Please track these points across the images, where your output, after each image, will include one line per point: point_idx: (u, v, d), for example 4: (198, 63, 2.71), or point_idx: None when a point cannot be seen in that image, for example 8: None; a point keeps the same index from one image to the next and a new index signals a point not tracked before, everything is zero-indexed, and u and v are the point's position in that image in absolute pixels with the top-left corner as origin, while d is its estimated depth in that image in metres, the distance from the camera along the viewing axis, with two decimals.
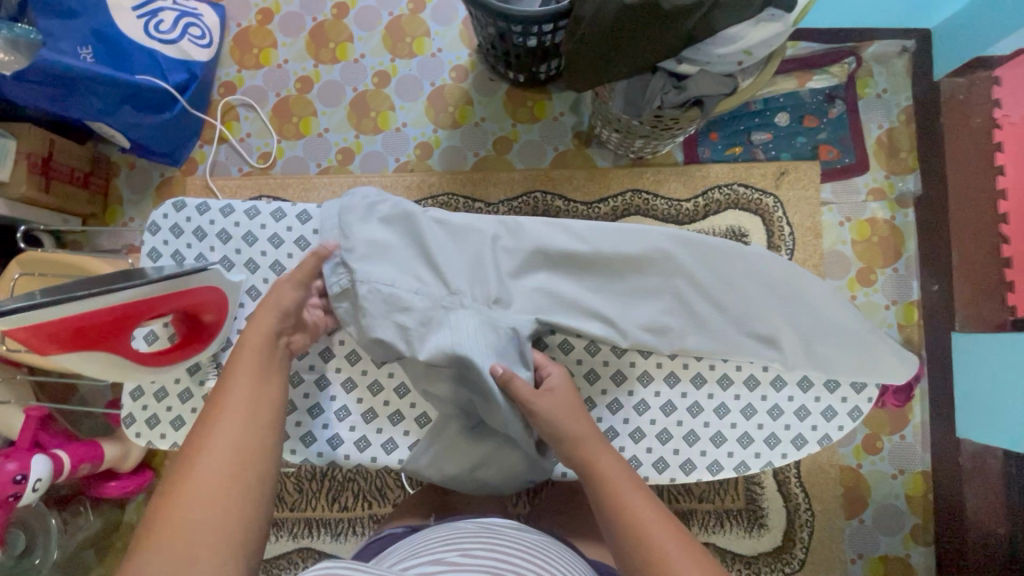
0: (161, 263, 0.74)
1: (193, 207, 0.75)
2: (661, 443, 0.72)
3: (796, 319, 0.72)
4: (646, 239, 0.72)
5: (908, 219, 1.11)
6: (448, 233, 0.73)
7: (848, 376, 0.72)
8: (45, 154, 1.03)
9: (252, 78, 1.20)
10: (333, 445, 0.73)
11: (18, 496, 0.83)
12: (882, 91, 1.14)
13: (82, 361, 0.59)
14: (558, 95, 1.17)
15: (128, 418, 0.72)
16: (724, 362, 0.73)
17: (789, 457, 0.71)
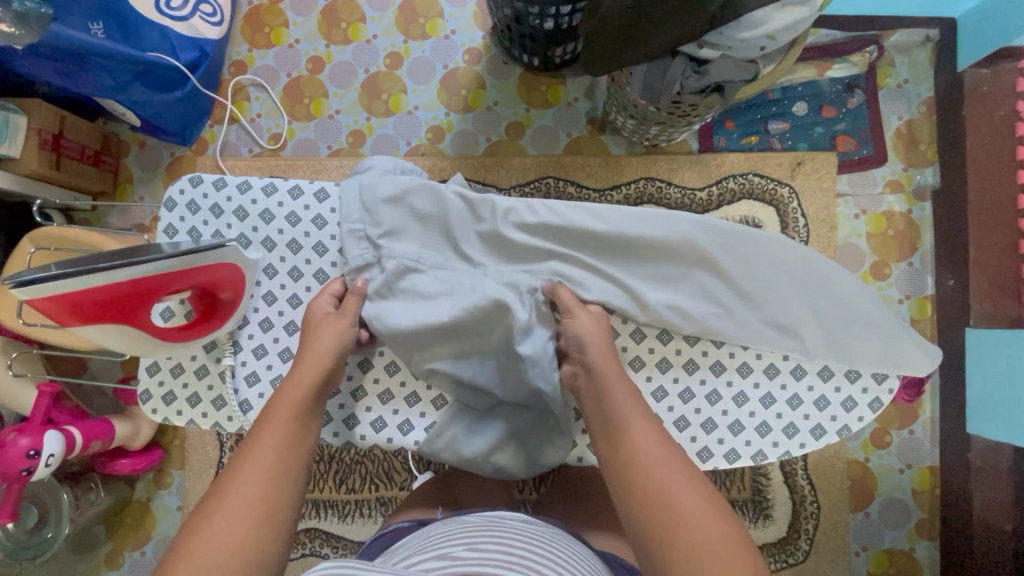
0: (177, 239, 0.73)
1: (210, 183, 0.74)
2: (679, 430, 0.71)
3: (817, 308, 0.72)
4: (670, 224, 0.71)
5: (925, 213, 1.10)
6: (468, 213, 0.72)
7: (870, 367, 0.71)
8: (57, 131, 1.02)
9: (264, 57, 1.19)
10: (350, 426, 0.73)
11: (31, 470, 0.83)
12: (904, 82, 1.12)
13: (105, 335, 0.59)
14: (572, 79, 1.15)
15: (145, 394, 0.73)
16: (744, 350, 0.72)
17: (808, 447, 0.71)
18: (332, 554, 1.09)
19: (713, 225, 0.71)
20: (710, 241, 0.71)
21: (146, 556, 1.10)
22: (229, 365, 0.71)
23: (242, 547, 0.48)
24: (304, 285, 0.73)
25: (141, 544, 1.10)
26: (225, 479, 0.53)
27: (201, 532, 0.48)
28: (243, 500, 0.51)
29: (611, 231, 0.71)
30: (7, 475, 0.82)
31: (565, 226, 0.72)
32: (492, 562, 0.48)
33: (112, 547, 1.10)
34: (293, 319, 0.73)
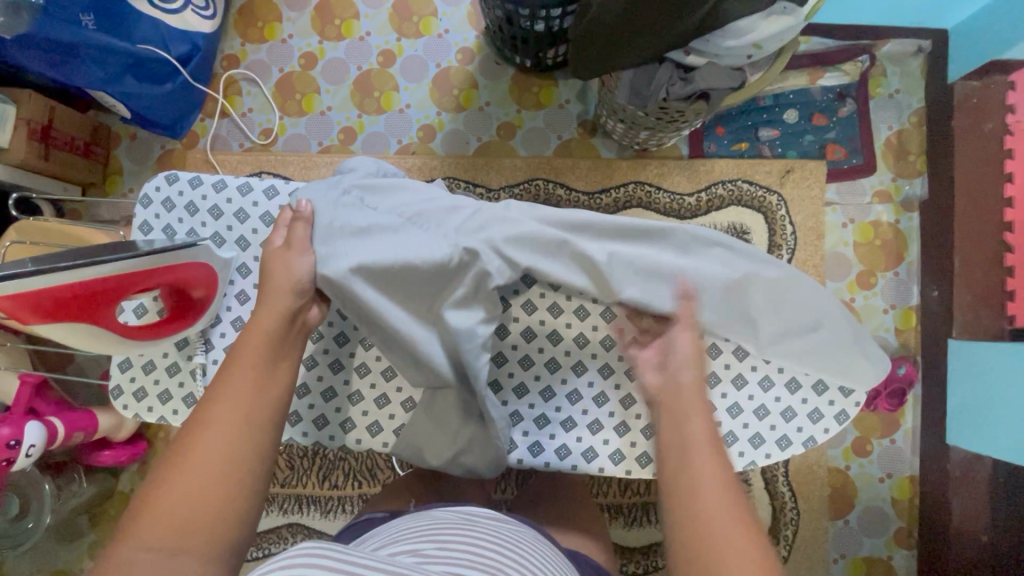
0: (152, 237, 0.73)
1: (186, 180, 0.75)
2: (645, 438, 0.73)
3: (784, 317, 0.69)
4: (658, 236, 0.68)
5: (912, 223, 1.11)
6: (431, 204, 0.69)
7: (836, 380, 0.71)
8: (45, 121, 1.01)
9: (256, 52, 1.19)
10: (319, 426, 0.74)
11: (11, 460, 0.83)
12: (894, 92, 1.12)
13: (66, 333, 0.58)
14: (565, 82, 1.15)
15: (116, 390, 0.73)
16: (712, 360, 0.73)
17: (773, 457, 0.71)
18: None
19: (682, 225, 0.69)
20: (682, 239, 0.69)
21: None
22: (200, 364, 0.72)
23: (205, 505, 0.49)
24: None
25: None
26: (189, 434, 0.53)
27: (165, 489, 0.49)
28: (209, 458, 0.51)
29: (579, 228, 0.68)
30: None
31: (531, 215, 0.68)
32: (458, 564, 0.47)
33: (95, 538, 1.11)
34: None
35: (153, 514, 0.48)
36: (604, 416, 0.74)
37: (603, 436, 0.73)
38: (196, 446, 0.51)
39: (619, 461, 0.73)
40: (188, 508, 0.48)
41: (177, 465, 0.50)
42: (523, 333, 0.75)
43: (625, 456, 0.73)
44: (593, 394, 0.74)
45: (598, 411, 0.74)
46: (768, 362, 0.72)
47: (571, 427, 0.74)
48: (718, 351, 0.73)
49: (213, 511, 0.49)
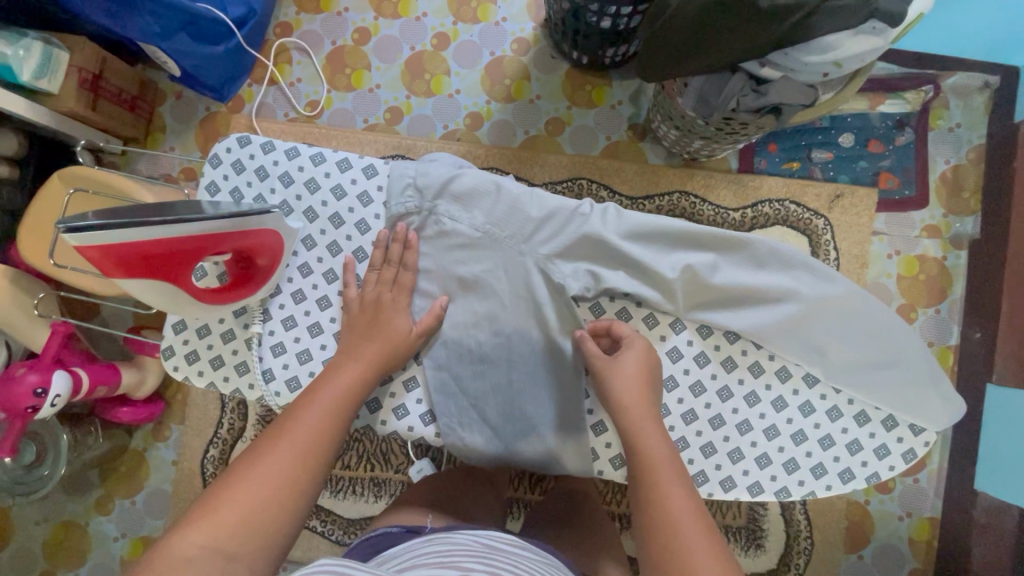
0: (219, 199, 0.72)
1: (258, 145, 0.73)
2: (704, 456, 0.69)
3: (850, 341, 0.69)
4: (734, 247, 0.69)
5: (960, 261, 1.08)
6: (505, 203, 0.69)
7: (906, 417, 0.69)
8: (96, 72, 1.01)
9: (310, 22, 1.18)
10: (372, 409, 0.70)
11: (36, 409, 0.83)
12: (955, 125, 1.09)
13: (143, 292, 0.58)
14: (618, 82, 1.13)
15: (167, 350, 0.72)
16: (781, 384, 0.70)
17: (833, 490, 0.68)
18: (320, 527, 1.09)
19: (748, 242, 0.69)
20: (743, 261, 0.70)
21: (137, 505, 1.10)
22: (257, 333, 0.71)
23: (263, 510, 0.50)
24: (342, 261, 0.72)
25: (132, 493, 1.11)
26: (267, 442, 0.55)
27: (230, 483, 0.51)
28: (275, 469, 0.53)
29: (647, 249, 0.70)
30: (12, 410, 0.81)
31: (598, 231, 0.69)
32: None
33: (103, 493, 1.11)
34: (327, 293, 0.72)
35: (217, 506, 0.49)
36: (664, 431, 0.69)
37: None
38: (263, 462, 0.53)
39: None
40: (239, 517, 0.49)
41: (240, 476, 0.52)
42: None
43: None
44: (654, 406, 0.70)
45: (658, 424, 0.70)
46: (839, 392, 0.70)
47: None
48: (789, 375, 0.70)
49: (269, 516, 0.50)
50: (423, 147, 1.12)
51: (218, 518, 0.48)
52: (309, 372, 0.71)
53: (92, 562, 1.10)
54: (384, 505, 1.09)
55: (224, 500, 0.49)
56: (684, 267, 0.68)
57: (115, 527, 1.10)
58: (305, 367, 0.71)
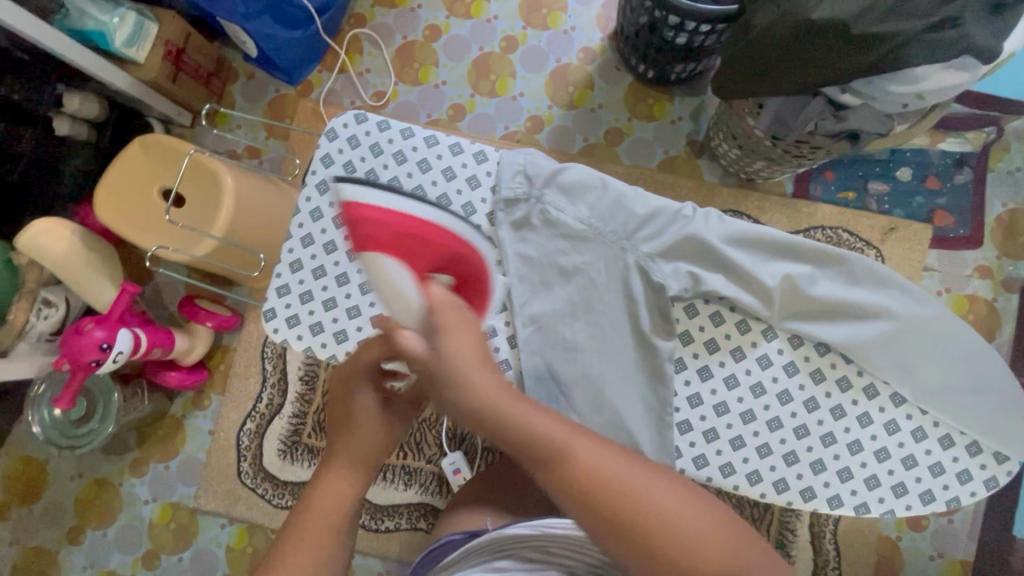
0: (333, 170, 0.75)
1: (374, 122, 0.76)
2: (786, 464, 0.69)
3: (940, 364, 0.69)
4: (838, 261, 0.71)
5: (1010, 304, 1.08)
6: (610, 199, 0.71)
7: (993, 444, 0.68)
8: (180, 46, 1.04)
9: (383, 15, 1.21)
10: None
11: (100, 363, 0.85)
12: (1015, 169, 1.10)
13: (379, 277, 0.58)
14: (680, 99, 1.15)
15: (270, 312, 0.73)
16: (867, 399, 0.70)
17: (913, 510, 0.67)
18: None
19: (847, 258, 0.71)
20: (839, 276, 0.72)
21: (170, 471, 1.12)
22: (359, 303, 0.73)
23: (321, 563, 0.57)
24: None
25: (168, 458, 1.12)
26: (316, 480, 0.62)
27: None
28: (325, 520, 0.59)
29: (747, 255, 0.72)
30: (78, 362, 0.84)
31: (700, 234, 0.71)
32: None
33: (139, 455, 1.13)
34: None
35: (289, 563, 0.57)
36: (748, 435, 0.69)
37: (744, 455, 0.69)
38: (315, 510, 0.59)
39: (755, 483, 0.68)
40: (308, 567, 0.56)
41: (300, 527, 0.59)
42: (681, 335, 0.72)
43: (763, 479, 0.68)
44: (740, 410, 0.70)
45: (743, 428, 0.69)
46: (924, 414, 0.69)
47: (712, 439, 0.70)
48: (876, 392, 0.70)
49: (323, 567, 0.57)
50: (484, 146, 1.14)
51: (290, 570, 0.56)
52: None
53: (121, 522, 1.11)
54: (415, 494, 1.09)
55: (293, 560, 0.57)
56: (783, 275, 0.70)
57: (147, 490, 1.12)
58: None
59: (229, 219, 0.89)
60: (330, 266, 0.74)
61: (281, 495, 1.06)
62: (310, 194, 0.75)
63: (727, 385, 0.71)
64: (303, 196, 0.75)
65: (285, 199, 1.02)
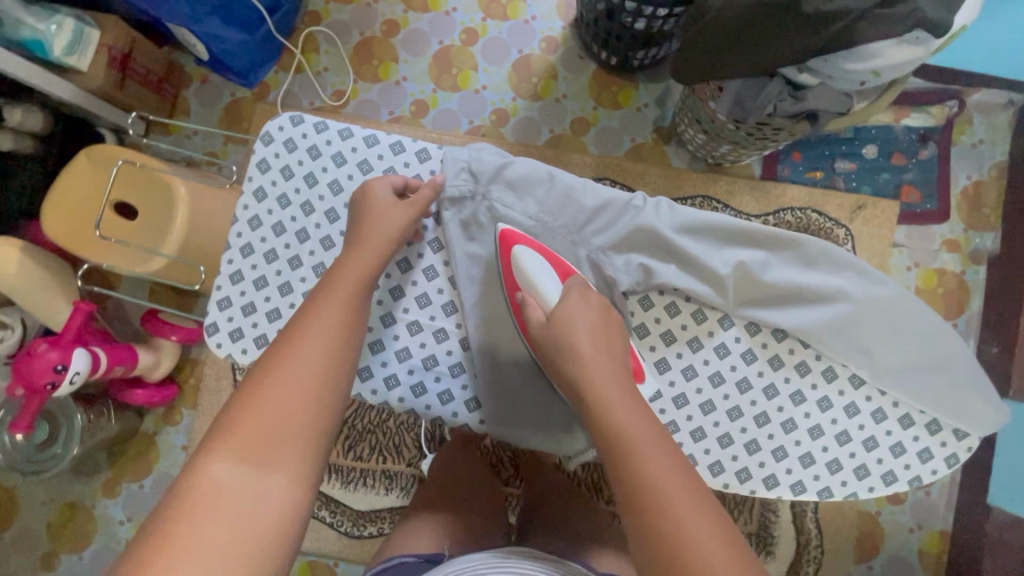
0: (271, 176, 0.73)
1: (311, 124, 0.74)
2: (748, 453, 0.68)
3: (894, 343, 0.69)
4: (790, 244, 0.70)
5: (978, 276, 1.09)
6: (558, 193, 0.71)
7: (951, 421, 0.68)
8: (126, 51, 1.01)
9: (339, 12, 1.18)
10: (417, 393, 0.70)
11: (55, 385, 0.82)
12: (978, 141, 1.10)
13: (538, 270, 0.65)
14: (645, 85, 1.14)
15: (212, 326, 0.71)
16: (827, 383, 0.69)
17: (876, 491, 0.68)
18: (329, 517, 1.09)
19: (799, 240, 0.70)
20: (791, 259, 0.70)
21: (145, 490, 1.09)
22: None
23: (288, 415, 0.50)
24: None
25: (141, 477, 1.10)
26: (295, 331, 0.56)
27: (246, 416, 0.49)
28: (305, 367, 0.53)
29: (699, 244, 0.70)
30: (32, 386, 0.81)
31: (651, 224, 0.70)
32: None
33: (111, 476, 1.10)
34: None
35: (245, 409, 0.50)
36: (708, 426, 0.69)
37: (705, 446, 0.68)
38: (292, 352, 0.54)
39: (717, 473, 0.68)
40: (264, 418, 0.50)
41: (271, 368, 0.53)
42: (637, 328, 0.70)
43: (725, 469, 0.68)
44: (699, 401, 0.69)
45: (703, 419, 0.69)
46: (883, 394, 0.69)
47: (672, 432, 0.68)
48: (835, 375, 0.70)
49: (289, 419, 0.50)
50: (448, 142, 1.12)
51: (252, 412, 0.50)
52: (356, 354, 0.70)
53: (96, 545, 1.09)
54: (395, 498, 1.08)
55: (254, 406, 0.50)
56: (736, 261, 0.69)
57: (121, 511, 1.09)
58: None
59: (181, 240, 0.87)
60: (272, 275, 0.71)
61: None
62: (247, 202, 0.73)
63: (685, 377, 0.69)
64: (240, 204, 0.73)
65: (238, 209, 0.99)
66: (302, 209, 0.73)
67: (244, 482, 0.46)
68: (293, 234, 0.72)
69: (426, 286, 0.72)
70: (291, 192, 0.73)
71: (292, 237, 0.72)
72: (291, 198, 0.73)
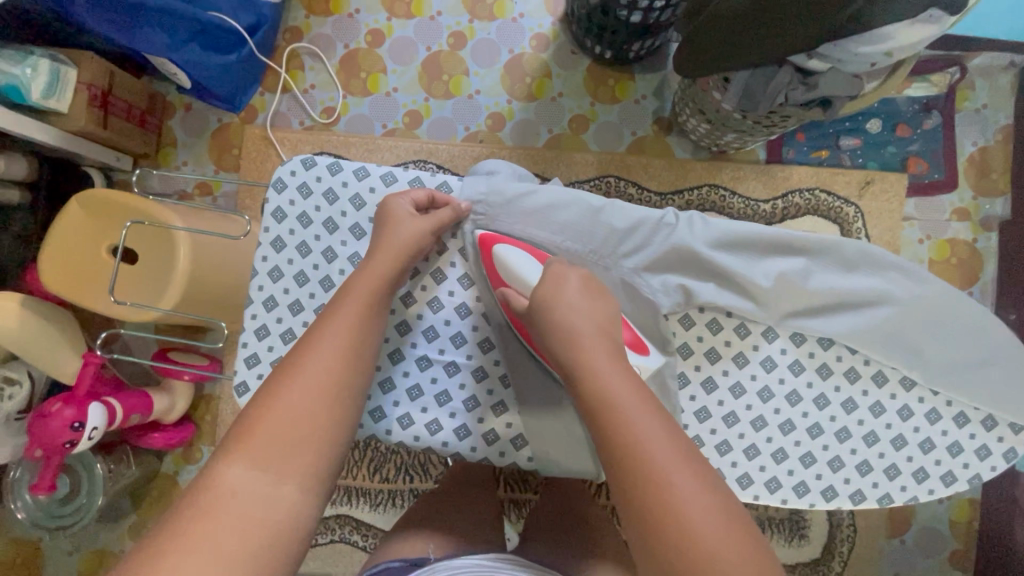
0: (288, 225, 0.71)
1: (324, 166, 0.71)
2: (804, 466, 0.69)
3: (944, 342, 0.69)
4: (830, 250, 0.69)
5: (990, 243, 1.08)
6: (586, 216, 0.69)
7: (1007, 416, 0.69)
8: (105, 87, 0.97)
9: (321, 25, 1.14)
10: (461, 436, 0.69)
11: (74, 443, 0.81)
12: (981, 106, 1.09)
13: (518, 264, 0.63)
14: (641, 76, 1.11)
15: (243, 385, 0.70)
16: (879, 389, 0.70)
17: (937, 493, 0.69)
18: (361, 541, 1.08)
19: (837, 245, 0.69)
20: (832, 265, 0.69)
21: None
22: None
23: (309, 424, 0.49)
24: (421, 284, 0.71)
25: None
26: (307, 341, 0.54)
27: (262, 422, 0.48)
28: (321, 373, 0.52)
29: (737, 258, 0.69)
30: (50, 446, 0.79)
31: (686, 241, 0.68)
32: None
33: (136, 520, 1.08)
34: (406, 318, 0.71)
35: (262, 421, 0.48)
36: (762, 442, 0.69)
37: (761, 463, 0.69)
38: (307, 362, 0.52)
39: (775, 490, 0.69)
40: (282, 427, 0.48)
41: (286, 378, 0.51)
42: (681, 348, 0.70)
43: (783, 485, 0.69)
44: (751, 418, 0.69)
45: (756, 436, 0.69)
46: (937, 394, 0.69)
47: (726, 451, 0.69)
48: (886, 379, 0.70)
49: (315, 427, 0.49)
50: (446, 152, 1.09)
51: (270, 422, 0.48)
52: (395, 402, 0.70)
53: None
54: None
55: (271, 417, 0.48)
56: (777, 274, 0.68)
57: None
58: (389, 396, 0.70)
59: (179, 296, 0.83)
60: (298, 328, 0.70)
61: None
62: (265, 253, 0.71)
63: (734, 395, 0.70)
64: (259, 256, 0.71)
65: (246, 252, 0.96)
66: (323, 256, 0.71)
67: (255, 485, 0.44)
68: (318, 283, 0.71)
69: (459, 325, 0.71)
70: (310, 239, 0.71)
71: (316, 286, 0.71)
72: (311, 245, 0.71)
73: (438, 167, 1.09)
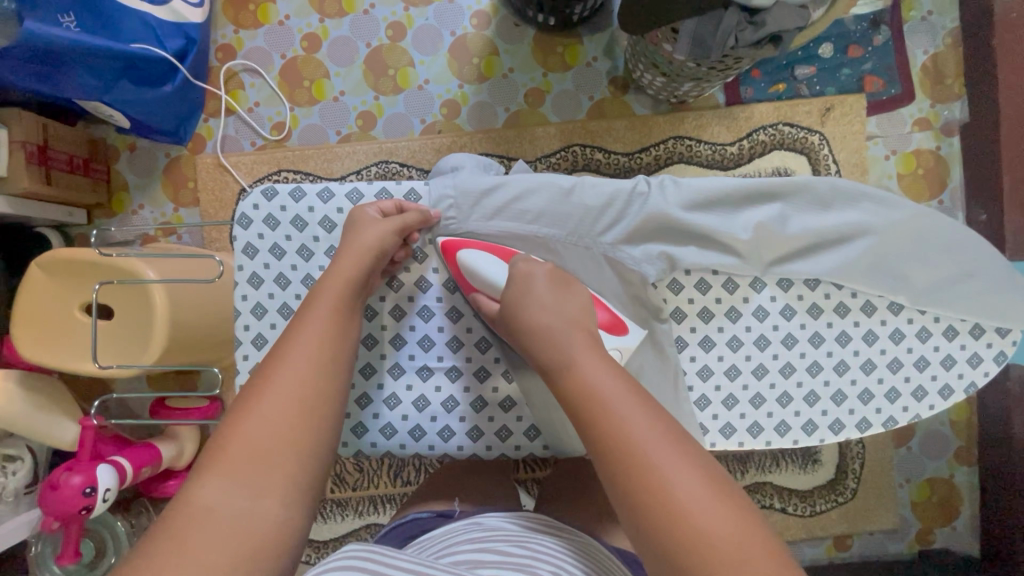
0: (262, 261, 0.70)
1: (286, 195, 0.70)
2: (808, 405, 0.72)
3: (925, 261, 0.70)
4: (803, 191, 0.69)
5: (953, 148, 1.10)
6: (561, 201, 0.68)
7: (994, 323, 0.71)
8: (41, 142, 0.92)
9: (252, 38, 1.09)
10: (474, 437, 0.71)
11: (90, 507, 0.81)
12: (927, 14, 1.09)
13: (480, 264, 0.64)
14: (590, 37, 1.09)
15: None
16: (868, 318, 0.72)
17: (936, 408, 0.72)
18: None
19: (810, 185, 0.69)
20: (810, 207, 0.70)
21: None
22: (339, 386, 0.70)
23: (288, 441, 0.47)
24: (407, 296, 0.71)
25: None
26: (274, 358, 0.53)
27: (234, 437, 0.46)
28: (290, 387, 0.50)
29: (714, 216, 0.69)
30: (66, 515, 0.80)
31: (661, 208, 0.68)
32: (498, 541, 0.52)
33: None
34: (398, 331, 0.71)
35: (234, 443, 0.46)
36: (766, 389, 0.72)
37: (768, 410, 0.72)
38: (276, 375, 0.51)
39: (785, 432, 0.72)
40: (257, 445, 0.46)
41: (259, 394, 0.49)
42: (673, 314, 0.72)
43: (792, 427, 0.72)
44: (752, 368, 0.72)
45: (759, 385, 0.72)
46: (924, 313, 0.72)
47: (733, 405, 0.72)
48: (874, 307, 0.72)
49: (291, 440, 0.48)
50: (405, 148, 1.07)
51: (242, 442, 0.46)
52: (404, 416, 0.71)
53: None
54: None
55: (244, 437, 0.46)
56: (756, 225, 0.68)
57: None
58: (398, 411, 0.71)
59: (162, 348, 0.81)
60: None
61: (324, 555, 1.08)
62: (245, 292, 0.70)
63: (732, 348, 0.72)
64: (239, 296, 0.70)
65: (223, 289, 0.94)
66: (304, 285, 0.70)
67: (231, 503, 0.43)
68: None
69: (453, 329, 0.72)
70: (287, 270, 0.70)
71: None
72: (289, 276, 0.70)
73: (401, 165, 1.07)
